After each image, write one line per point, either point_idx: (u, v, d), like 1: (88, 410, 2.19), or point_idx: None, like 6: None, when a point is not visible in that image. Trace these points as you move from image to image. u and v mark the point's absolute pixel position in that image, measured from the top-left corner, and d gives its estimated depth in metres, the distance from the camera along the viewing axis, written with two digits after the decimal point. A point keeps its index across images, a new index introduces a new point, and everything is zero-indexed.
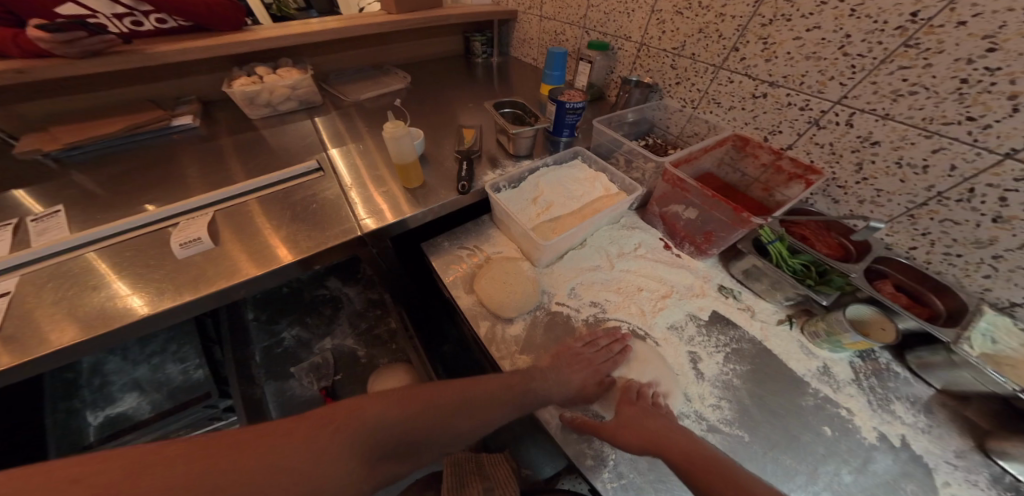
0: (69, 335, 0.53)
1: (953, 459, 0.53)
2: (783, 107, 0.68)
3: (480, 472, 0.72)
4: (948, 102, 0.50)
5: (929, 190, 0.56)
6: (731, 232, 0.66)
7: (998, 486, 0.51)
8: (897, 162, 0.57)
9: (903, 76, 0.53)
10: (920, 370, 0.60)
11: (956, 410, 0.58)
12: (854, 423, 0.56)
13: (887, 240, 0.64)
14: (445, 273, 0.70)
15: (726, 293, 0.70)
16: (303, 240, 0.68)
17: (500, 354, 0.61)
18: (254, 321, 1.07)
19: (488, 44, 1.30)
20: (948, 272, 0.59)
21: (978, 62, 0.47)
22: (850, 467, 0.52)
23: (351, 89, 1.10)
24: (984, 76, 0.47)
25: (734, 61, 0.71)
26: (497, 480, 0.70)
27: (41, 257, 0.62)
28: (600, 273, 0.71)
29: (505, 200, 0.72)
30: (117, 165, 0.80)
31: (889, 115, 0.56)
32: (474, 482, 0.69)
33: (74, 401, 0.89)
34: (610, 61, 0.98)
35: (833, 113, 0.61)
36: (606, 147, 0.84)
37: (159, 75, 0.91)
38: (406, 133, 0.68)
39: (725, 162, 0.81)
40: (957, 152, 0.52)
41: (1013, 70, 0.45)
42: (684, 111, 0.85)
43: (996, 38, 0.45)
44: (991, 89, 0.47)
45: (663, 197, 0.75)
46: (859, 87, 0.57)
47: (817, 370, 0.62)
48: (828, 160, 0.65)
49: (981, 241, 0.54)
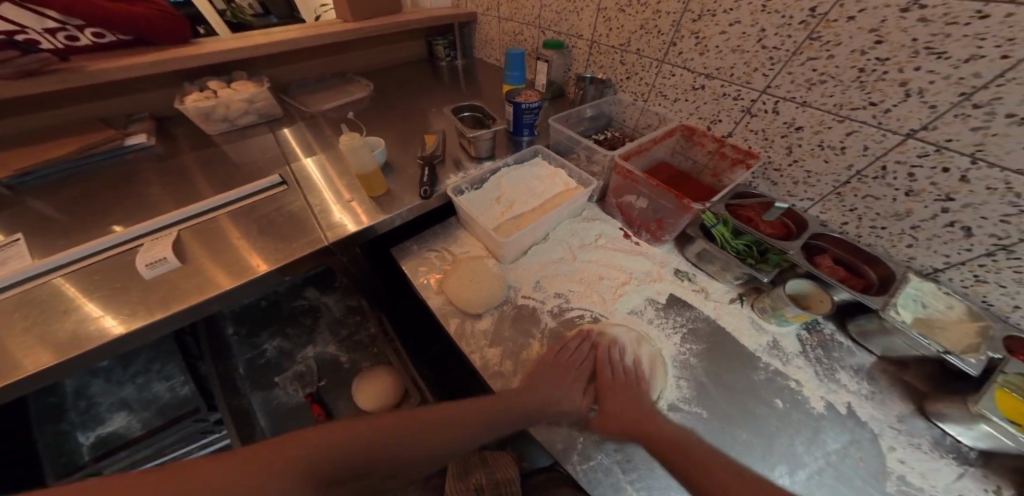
0: (44, 358, 0.55)
1: (896, 423, 0.58)
2: (719, 98, 0.72)
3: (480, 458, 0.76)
4: (852, 89, 0.56)
5: (849, 169, 0.61)
6: (679, 218, 0.70)
7: (939, 447, 0.56)
8: (820, 145, 0.62)
9: (813, 67, 0.58)
10: (860, 338, 0.66)
11: (895, 375, 0.63)
12: (803, 394, 0.61)
13: (822, 217, 0.69)
14: (414, 276, 0.73)
15: (682, 276, 0.74)
16: (270, 254, 0.69)
17: (470, 349, 0.64)
18: (234, 335, 1.08)
19: (450, 48, 1.31)
20: (877, 244, 0.65)
21: (870, 53, 0.52)
22: (802, 437, 0.57)
23: (314, 99, 1.11)
24: (877, 65, 0.52)
25: (673, 55, 0.75)
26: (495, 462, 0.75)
27: (11, 284, 0.63)
28: (563, 265, 0.75)
29: (468, 202, 0.75)
30: (76, 189, 0.80)
31: (807, 102, 0.61)
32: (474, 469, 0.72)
33: (62, 423, 0.89)
34: (567, 60, 1.00)
35: (761, 101, 0.66)
36: (564, 144, 0.88)
37: (107, 91, 0.91)
38: (362, 144, 0.70)
39: (677, 151, 0.85)
40: (867, 135, 0.57)
41: (900, 59, 0.50)
42: (637, 104, 0.89)
43: (880, 31, 0.50)
44: (885, 77, 0.52)
45: (617, 188, 0.79)
46: (779, 77, 0.63)
47: (767, 344, 0.66)
48: (763, 146, 0.70)
49: (899, 214, 0.59)
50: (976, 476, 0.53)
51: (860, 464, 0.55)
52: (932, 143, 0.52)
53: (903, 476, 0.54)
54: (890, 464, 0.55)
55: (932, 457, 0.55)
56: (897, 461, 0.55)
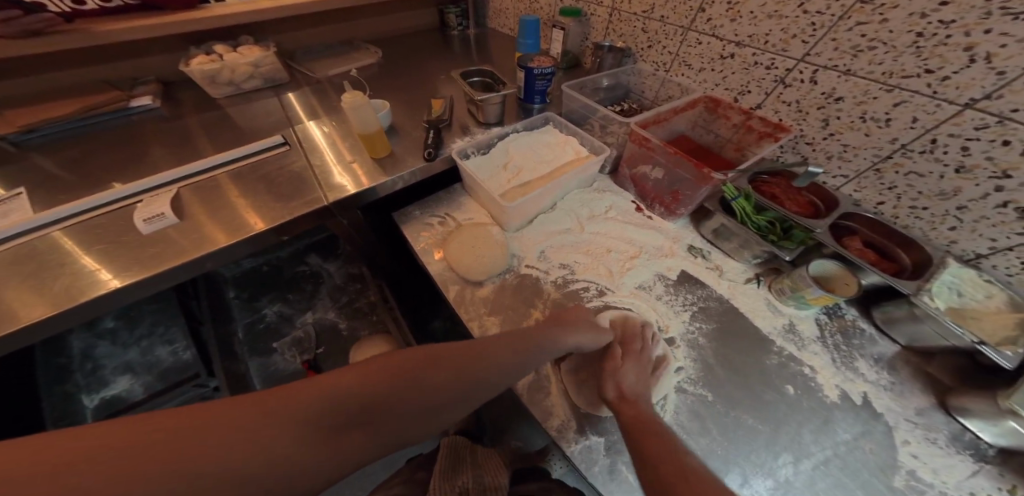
0: (42, 309, 0.54)
1: (913, 417, 0.54)
2: (750, 67, 0.67)
3: (472, 461, 0.68)
4: (906, 55, 0.50)
5: (893, 143, 0.56)
6: (696, 190, 0.66)
7: (956, 443, 0.51)
8: (861, 117, 0.57)
9: (861, 32, 0.52)
10: (885, 326, 0.61)
11: (919, 367, 0.59)
12: (816, 382, 0.57)
13: (855, 196, 0.64)
14: (414, 240, 0.71)
15: (695, 252, 0.71)
16: (271, 211, 0.68)
17: (469, 316, 0.62)
18: (235, 299, 1.09)
19: (462, 16, 1.28)
20: (915, 227, 0.59)
21: (932, 15, 0.46)
22: (811, 425, 0.53)
23: (322, 65, 1.09)
24: (939, 29, 0.46)
25: (701, 22, 0.71)
26: (486, 469, 0.67)
27: (43, 225, 0.64)
28: (569, 235, 0.72)
29: (474, 166, 0.72)
30: (81, 147, 0.80)
31: (851, 71, 0.55)
32: (466, 468, 0.64)
33: (67, 384, 0.85)
34: (584, 28, 0.96)
35: (798, 71, 0.61)
36: (578, 113, 0.84)
37: (112, 53, 0.90)
38: (366, 103, 0.67)
39: (698, 124, 0.81)
40: (918, 105, 0.51)
41: (967, 22, 0.44)
42: (657, 74, 0.84)
43: None
44: (947, 41, 0.46)
45: (631, 158, 0.76)
46: (821, 44, 0.57)
47: (783, 327, 0.62)
48: (796, 118, 0.65)
49: (945, 193, 0.54)
50: (991, 473, 0.49)
51: (870, 457, 0.51)
52: (994, 114, 0.46)
53: (914, 471, 0.50)
54: (902, 458, 0.51)
55: (948, 453, 0.51)
56: (910, 456, 0.51)
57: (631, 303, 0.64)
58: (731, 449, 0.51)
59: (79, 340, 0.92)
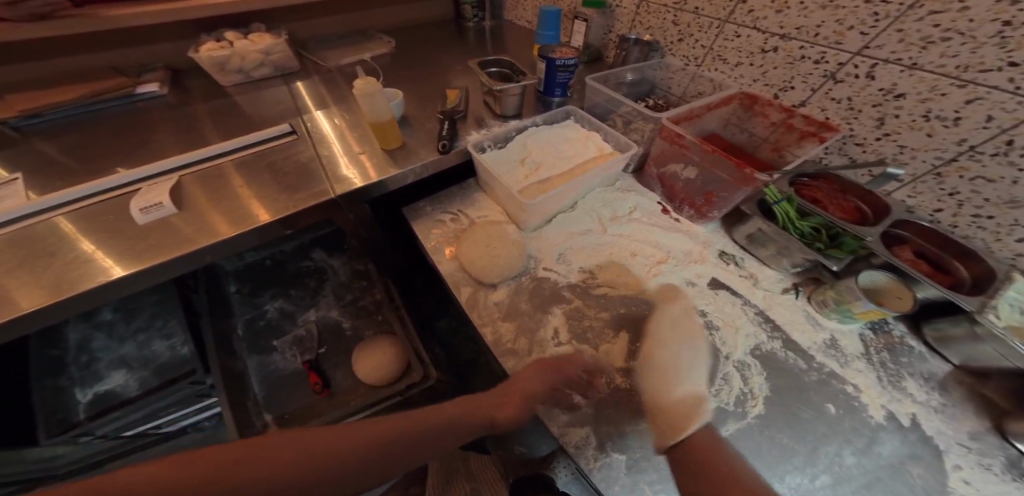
0: (25, 301, 0.50)
1: (966, 441, 0.48)
2: (796, 62, 0.62)
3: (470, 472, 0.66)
4: (987, 47, 0.44)
5: (960, 144, 0.50)
6: (734, 192, 0.61)
7: (1013, 471, 0.46)
8: (924, 115, 0.52)
9: (934, 21, 0.47)
10: (937, 345, 0.55)
11: (973, 388, 0.53)
12: (860, 401, 0.52)
13: (909, 202, 0.59)
14: (424, 237, 0.67)
15: (727, 259, 0.66)
16: (276, 202, 0.64)
17: (481, 321, 0.57)
18: (236, 294, 1.06)
19: (478, 8, 1.24)
20: (977, 237, 0.54)
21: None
22: (852, 447, 0.48)
23: (334, 54, 1.06)
24: None
25: (741, 14, 0.66)
26: (484, 481, 0.64)
27: (50, 208, 0.62)
28: (590, 237, 0.67)
29: (490, 161, 0.68)
30: (83, 133, 0.77)
31: (916, 65, 0.50)
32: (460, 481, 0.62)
33: (61, 378, 0.82)
34: (608, 20, 0.92)
35: (852, 65, 0.56)
36: (601, 108, 0.79)
37: (121, 38, 0.88)
38: (379, 91, 0.64)
39: (731, 122, 0.76)
40: (995, 102, 0.45)
41: None
42: (687, 69, 0.80)
43: None
44: None
45: (659, 156, 0.71)
46: (883, 35, 0.51)
47: (824, 343, 0.57)
48: (846, 116, 0.60)
49: (1017, 200, 0.48)
50: None
51: (917, 482, 0.46)
52: None
53: None
54: (953, 483, 0.45)
55: (1004, 481, 0.45)
56: (961, 482, 0.45)
57: (668, 309, 0.60)
58: (761, 467, 0.46)
59: (75, 332, 0.89)
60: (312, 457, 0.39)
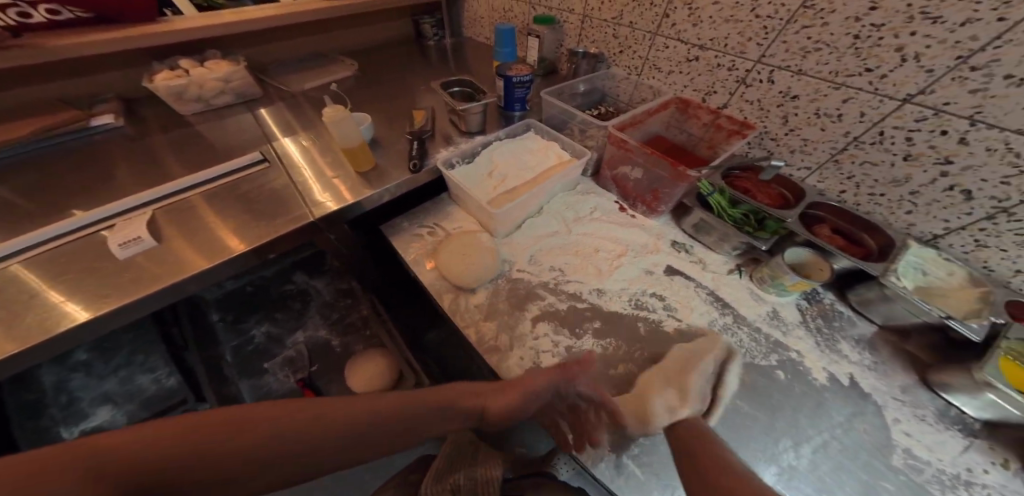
0: (6, 344, 0.51)
1: (900, 395, 0.57)
2: (714, 69, 0.71)
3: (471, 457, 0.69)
4: (848, 56, 0.54)
5: (846, 136, 0.60)
6: (674, 187, 0.70)
7: (944, 419, 0.54)
8: (816, 113, 0.61)
9: (807, 34, 0.56)
10: (862, 309, 0.65)
11: (898, 345, 0.62)
12: (804, 365, 0.60)
13: (820, 187, 0.68)
14: (405, 252, 0.71)
15: (679, 247, 0.74)
16: (252, 230, 0.67)
17: (464, 323, 0.62)
18: (219, 322, 1.04)
19: (438, 26, 1.29)
20: (875, 212, 0.64)
21: (865, 19, 0.51)
22: (806, 411, 0.55)
23: (297, 79, 1.08)
24: (871, 31, 0.51)
25: (666, 28, 0.74)
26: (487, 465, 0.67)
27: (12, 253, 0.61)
28: (557, 238, 0.74)
29: (460, 176, 0.74)
30: (40, 171, 0.76)
31: (802, 71, 0.59)
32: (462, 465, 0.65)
33: (42, 419, 0.81)
34: (558, 35, 0.99)
35: (756, 72, 0.65)
36: (558, 118, 0.86)
37: (67, 69, 0.87)
38: (348, 117, 0.68)
39: (671, 125, 0.84)
40: (864, 101, 0.55)
41: (894, 25, 0.49)
42: (630, 78, 0.88)
43: None
44: (880, 43, 0.51)
45: (611, 160, 0.78)
46: (774, 47, 0.61)
47: (766, 314, 0.66)
48: (759, 116, 0.69)
49: (898, 180, 0.58)
50: (981, 447, 0.52)
51: (863, 436, 0.53)
52: (930, 107, 0.50)
53: (909, 449, 0.52)
54: (896, 436, 0.53)
55: (937, 429, 0.54)
56: (902, 433, 0.54)
57: (630, 296, 0.67)
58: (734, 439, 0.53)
59: (49, 375, 0.87)
60: (288, 425, 0.36)
